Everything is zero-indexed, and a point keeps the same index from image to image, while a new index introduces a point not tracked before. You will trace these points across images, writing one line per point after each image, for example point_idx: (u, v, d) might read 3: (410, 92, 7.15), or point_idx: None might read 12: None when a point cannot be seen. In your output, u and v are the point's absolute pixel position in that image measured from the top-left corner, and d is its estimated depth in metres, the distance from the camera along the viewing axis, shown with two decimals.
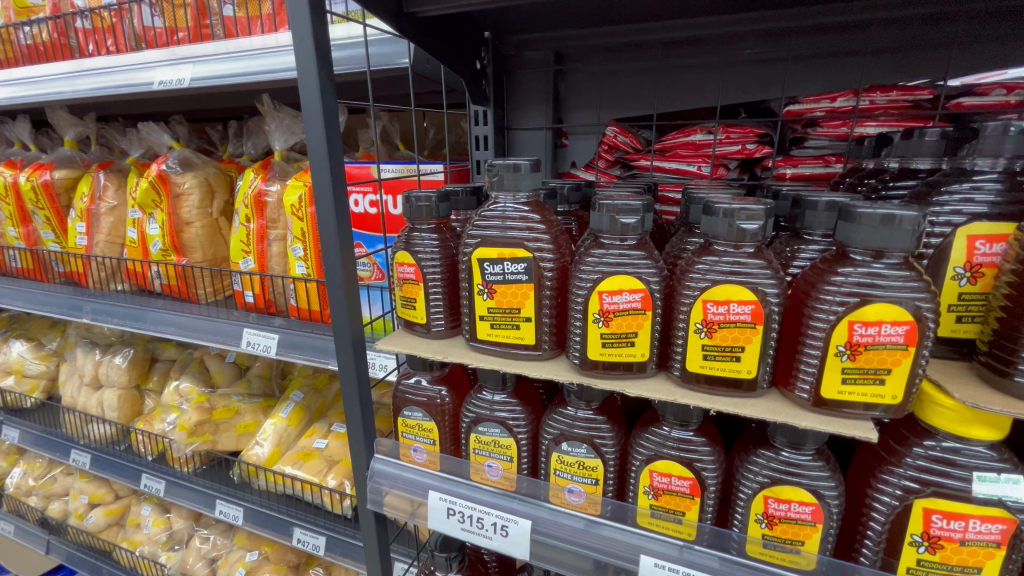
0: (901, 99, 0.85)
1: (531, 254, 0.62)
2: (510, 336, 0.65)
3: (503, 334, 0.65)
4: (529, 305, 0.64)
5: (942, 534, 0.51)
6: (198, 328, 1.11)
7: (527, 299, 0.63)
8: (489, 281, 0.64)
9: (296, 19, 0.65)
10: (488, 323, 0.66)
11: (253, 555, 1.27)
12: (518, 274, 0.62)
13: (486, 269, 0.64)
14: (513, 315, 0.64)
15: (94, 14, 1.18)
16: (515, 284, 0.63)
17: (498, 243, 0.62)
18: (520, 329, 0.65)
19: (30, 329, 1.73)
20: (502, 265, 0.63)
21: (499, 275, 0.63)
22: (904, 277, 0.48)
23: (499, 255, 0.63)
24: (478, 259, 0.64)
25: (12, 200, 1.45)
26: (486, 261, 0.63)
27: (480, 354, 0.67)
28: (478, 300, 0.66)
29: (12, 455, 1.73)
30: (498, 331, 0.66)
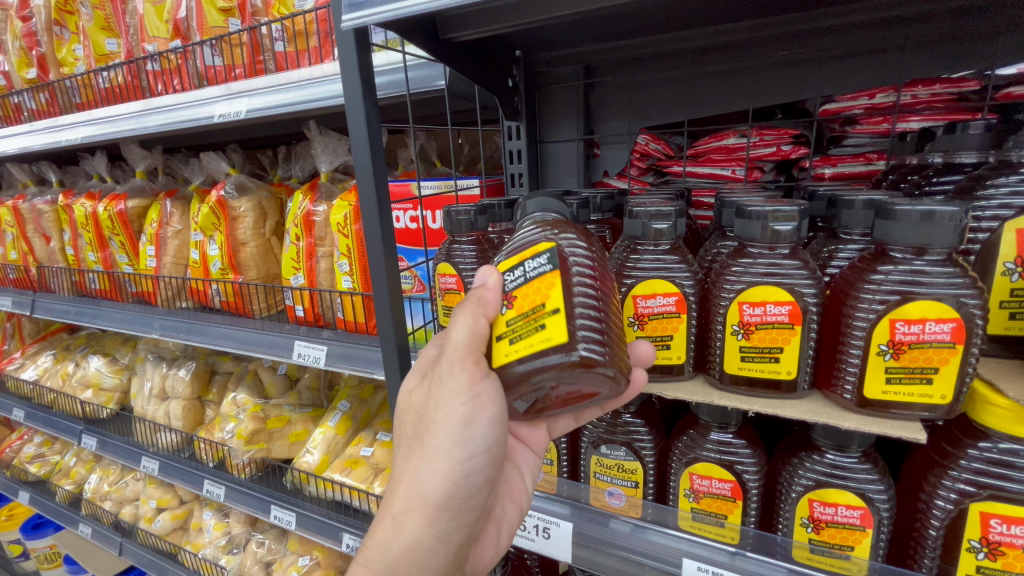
0: (945, 92, 0.82)
1: (554, 243, 0.50)
2: (534, 343, 0.48)
3: (529, 346, 0.48)
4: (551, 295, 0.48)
5: (1003, 540, 0.49)
6: (256, 342, 1.17)
7: (551, 288, 0.48)
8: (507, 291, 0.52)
9: (343, 52, 0.71)
10: (506, 343, 0.50)
11: (306, 560, 1.33)
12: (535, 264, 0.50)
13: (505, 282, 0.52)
14: (534, 313, 0.48)
15: (162, 57, 1.29)
16: (536, 280, 0.49)
17: (518, 249, 0.53)
18: (545, 329, 0.48)
19: (106, 345, 1.89)
20: (521, 267, 0.51)
21: (518, 277, 0.51)
22: (948, 274, 0.47)
23: (519, 259, 0.52)
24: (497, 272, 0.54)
25: (92, 228, 1.60)
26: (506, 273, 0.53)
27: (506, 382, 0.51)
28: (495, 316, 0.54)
29: (91, 462, 1.88)
30: (519, 344, 0.49)
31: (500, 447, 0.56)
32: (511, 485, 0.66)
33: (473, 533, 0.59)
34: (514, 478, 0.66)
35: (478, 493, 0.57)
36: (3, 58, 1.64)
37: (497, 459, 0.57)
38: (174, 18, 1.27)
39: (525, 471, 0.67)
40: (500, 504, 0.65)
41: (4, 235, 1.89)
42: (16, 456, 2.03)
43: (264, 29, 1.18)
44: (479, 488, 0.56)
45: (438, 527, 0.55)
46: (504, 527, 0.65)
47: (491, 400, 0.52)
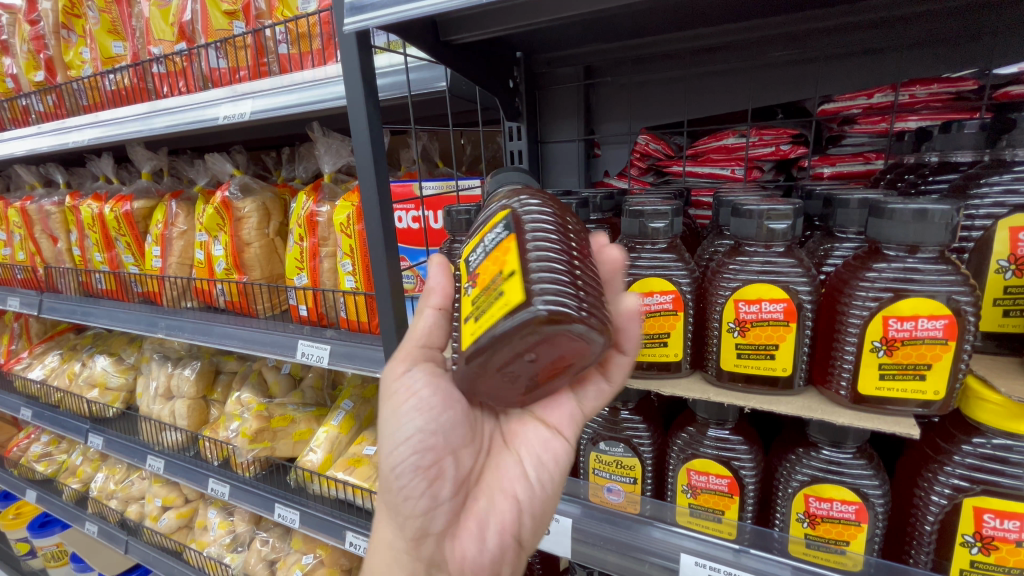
0: (943, 92, 0.83)
1: (509, 212, 0.52)
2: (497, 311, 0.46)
3: (484, 309, 0.47)
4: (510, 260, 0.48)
5: (996, 534, 0.50)
6: (260, 341, 1.19)
7: (506, 255, 0.48)
8: (472, 270, 0.54)
9: (345, 55, 0.73)
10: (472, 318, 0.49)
11: (309, 558, 1.35)
12: (492, 236, 0.51)
13: (471, 263, 0.55)
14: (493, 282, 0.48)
15: (168, 60, 1.31)
16: (494, 249, 0.51)
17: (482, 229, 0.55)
18: (504, 294, 0.46)
19: (112, 345, 1.91)
20: (481, 244, 0.53)
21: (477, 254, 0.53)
22: (940, 271, 0.48)
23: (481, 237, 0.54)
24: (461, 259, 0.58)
25: (98, 229, 1.62)
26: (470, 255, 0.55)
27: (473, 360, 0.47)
28: (465, 299, 0.53)
29: (97, 461, 1.90)
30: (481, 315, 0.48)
31: (429, 434, 0.58)
32: (500, 476, 0.61)
33: (433, 528, 0.57)
34: (511, 470, 0.61)
35: (415, 484, 0.57)
36: (12, 61, 1.66)
37: (428, 448, 0.58)
38: (179, 20, 1.28)
39: (523, 456, 0.61)
40: (484, 499, 0.60)
41: (12, 236, 1.91)
42: (23, 455, 2.06)
43: (268, 32, 1.19)
44: (411, 475, 0.57)
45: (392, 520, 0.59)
46: (488, 523, 0.58)
47: (408, 391, 0.59)
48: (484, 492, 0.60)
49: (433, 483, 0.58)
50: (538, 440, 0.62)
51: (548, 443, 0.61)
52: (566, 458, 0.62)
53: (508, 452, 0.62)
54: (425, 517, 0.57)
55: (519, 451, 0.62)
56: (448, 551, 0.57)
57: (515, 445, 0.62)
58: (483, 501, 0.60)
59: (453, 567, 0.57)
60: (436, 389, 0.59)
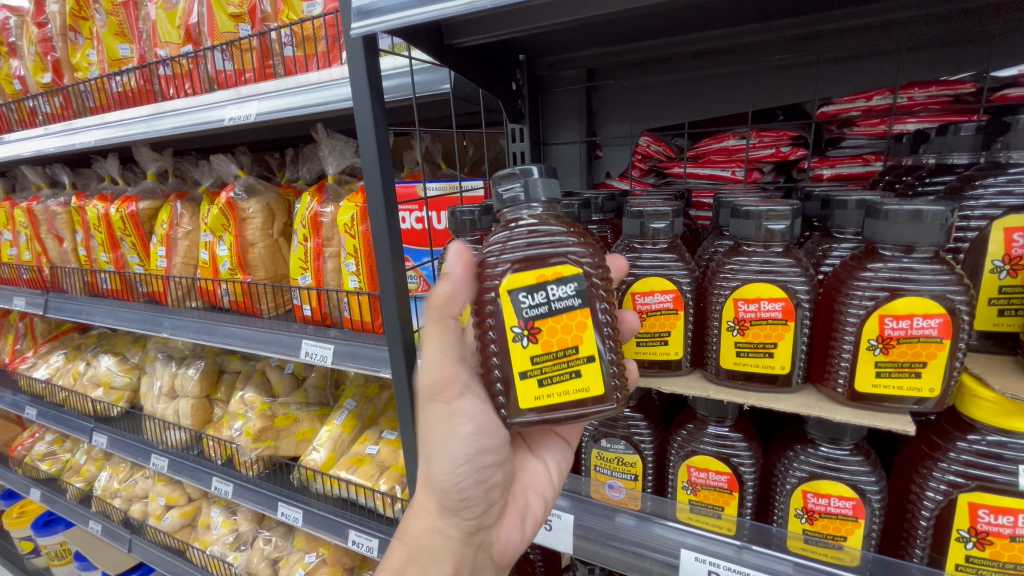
0: (942, 95, 0.83)
1: (581, 271, 0.53)
2: (570, 390, 0.54)
3: (557, 385, 0.53)
4: (584, 337, 0.53)
5: (991, 529, 0.50)
6: (264, 340, 1.20)
7: (583, 331, 0.53)
8: (527, 318, 0.53)
9: (352, 59, 0.74)
10: (534, 380, 0.53)
11: (312, 557, 1.36)
12: (568, 299, 0.52)
13: (521, 304, 0.52)
14: (567, 358, 0.53)
15: (174, 62, 1.33)
16: (564, 312, 0.53)
17: (536, 266, 0.52)
18: (580, 377, 0.54)
19: (116, 345, 1.93)
20: (544, 292, 0.52)
21: (540, 307, 0.52)
22: (935, 270, 0.49)
23: (540, 281, 0.52)
24: (511, 290, 0.52)
25: (104, 230, 1.63)
26: (520, 293, 0.52)
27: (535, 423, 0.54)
28: (513, 349, 0.53)
29: (101, 460, 1.92)
30: (550, 387, 0.54)
31: (485, 454, 0.62)
32: (533, 477, 0.70)
33: (484, 522, 0.65)
34: (538, 470, 0.71)
35: (475, 494, 0.63)
36: (20, 63, 1.68)
37: (486, 464, 0.63)
38: (186, 23, 1.30)
39: (549, 462, 0.72)
40: (521, 495, 0.69)
41: (18, 236, 1.93)
42: (28, 454, 2.07)
43: (274, 35, 1.21)
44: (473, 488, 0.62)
45: (445, 519, 0.63)
46: (528, 517, 0.69)
47: (464, 415, 0.59)
48: (519, 490, 0.69)
49: (488, 490, 0.64)
50: (559, 449, 0.73)
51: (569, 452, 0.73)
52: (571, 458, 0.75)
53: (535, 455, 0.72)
54: (481, 518, 0.64)
55: (545, 457, 0.72)
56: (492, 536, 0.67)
57: (539, 450, 0.72)
58: (523, 500, 0.69)
59: (496, 548, 0.67)
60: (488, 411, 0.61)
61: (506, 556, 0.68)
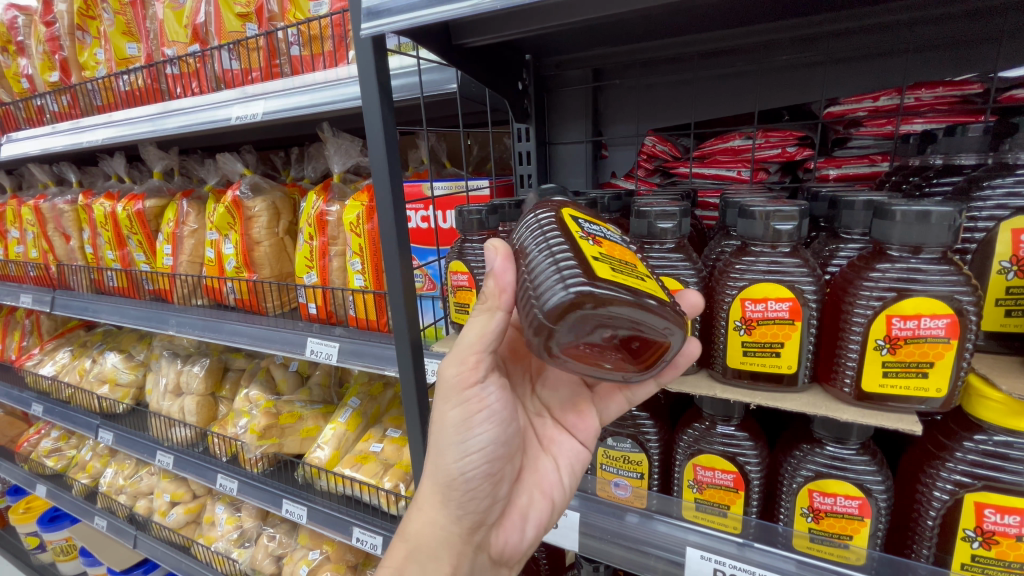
0: (948, 95, 0.83)
1: (617, 230, 0.59)
2: (642, 283, 0.47)
3: (627, 274, 0.47)
4: (636, 264, 0.53)
5: (997, 529, 0.51)
6: (269, 338, 1.20)
7: (634, 260, 0.54)
8: (589, 231, 0.52)
9: (361, 58, 0.74)
10: (606, 265, 0.47)
11: (316, 554, 1.36)
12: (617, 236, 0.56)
13: (583, 223, 0.53)
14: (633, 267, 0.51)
15: (181, 61, 1.33)
16: (615, 243, 0.54)
17: (583, 212, 0.57)
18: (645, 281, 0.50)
19: (122, 343, 1.94)
20: (598, 226, 0.55)
21: (598, 233, 0.54)
22: (943, 271, 0.49)
23: (592, 219, 0.56)
24: (571, 214, 0.54)
25: (111, 228, 1.64)
26: (580, 218, 0.54)
27: (614, 295, 0.44)
28: (582, 242, 0.48)
29: (106, 456, 1.93)
30: (622, 275, 0.47)
31: (499, 445, 0.62)
32: (539, 477, 0.69)
33: (487, 519, 0.64)
34: (546, 470, 0.69)
35: (482, 487, 0.62)
36: (27, 62, 1.69)
37: (497, 457, 0.62)
38: (193, 22, 1.31)
39: (560, 463, 0.70)
40: (526, 495, 0.68)
41: (25, 234, 1.94)
42: (34, 450, 2.09)
43: (280, 34, 1.21)
44: (480, 481, 0.62)
45: (448, 511, 0.62)
46: (530, 517, 0.67)
47: (481, 402, 0.60)
48: (524, 490, 0.68)
49: (495, 485, 0.63)
50: (572, 451, 0.70)
51: (583, 454, 0.70)
52: (588, 461, 0.72)
53: (546, 455, 0.70)
54: (485, 512, 0.63)
55: (557, 456, 0.70)
56: (492, 536, 0.66)
57: (552, 450, 0.70)
58: (526, 499, 0.67)
59: (496, 549, 0.66)
60: (504, 401, 0.61)
61: (503, 558, 0.67)
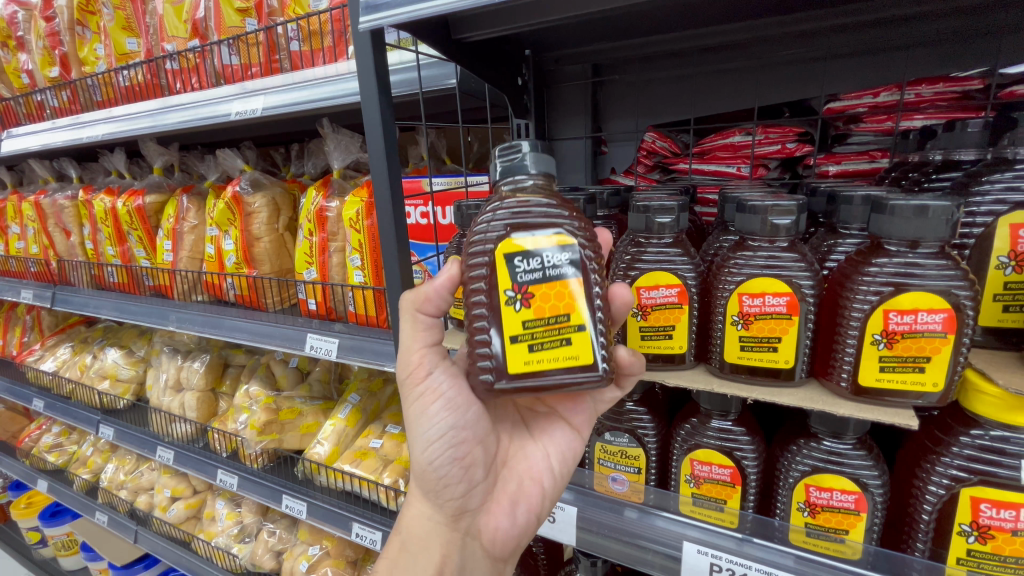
0: (949, 91, 0.83)
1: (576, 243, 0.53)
2: (559, 357, 0.52)
3: (546, 350, 0.52)
4: (575, 306, 0.52)
5: (992, 523, 0.51)
6: (268, 334, 1.21)
7: (575, 299, 0.52)
8: (520, 283, 0.52)
9: (360, 52, 0.74)
10: (524, 345, 0.52)
11: (316, 549, 1.37)
12: (561, 266, 0.52)
13: (516, 267, 0.52)
14: (559, 325, 0.52)
15: (181, 56, 1.33)
16: (555, 282, 0.52)
17: (527, 232, 0.53)
18: (571, 345, 0.52)
19: (122, 339, 1.94)
20: (539, 258, 0.52)
21: (536, 272, 0.52)
22: (941, 266, 0.49)
23: (535, 246, 0.52)
24: (505, 254, 0.52)
25: (111, 224, 1.64)
26: (515, 258, 0.52)
27: (522, 389, 0.53)
28: (506, 312, 0.52)
29: (107, 452, 1.93)
30: (540, 353, 0.52)
31: (460, 429, 0.63)
32: (526, 464, 0.69)
33: (470, 505, 0.65)
34: (535, 456, 0.69)
35: (452, 472, 0.64)
36: (27, 57, 1.69)
37: (460, 441, 0.63)
38: (193, 18, 1.31)
39: (548, 449, 0.69)
40: (512, 481, 0.68)
41: (25, 230, 1.94)
42: (35, 445, 2.09)
43: (280, 29, 1.21)
44: (449, 466, 0.63)
45: (429, 501, 0.65)
46: (519, 503, 0.67)
47: (434, 393, 0.62)
48: (512, 476, 0.68)
49: (467, 470, 0.65)
50: (562, 438, 0.70)
51: (571, 440, 0.70)
52: (582, 450, 0.71)
53: (534, 442, 0.70)
54: (464, 498, 0.65)
55: (544, 443, 0.70)
56: (483, 523, 0.66)
57: (541, 438, 0.70)
58: (513, 485, 0.67)
59: (488, 537, 0.66)
60: (459, 387, 0.63)
61: (500, 547, 0.66)
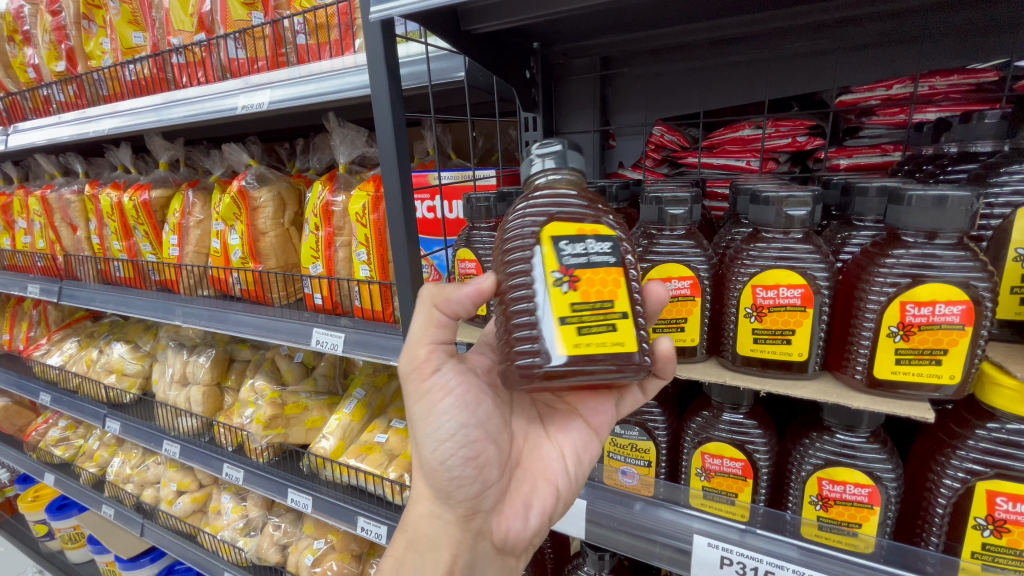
0: (963, 83, 0.83)
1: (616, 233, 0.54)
2: (605, 342, 0.51)
3: (596, 334, 0.50)
4: (619, 294, 0.52)
5: (1008, 517, 0.50)
6: (275, 328, 1.20)
7: (618, 286, 0.52)
8: (567, 265, 0.51)
9: (370, 43, 0.74)
10: (574, 326, 0.50)
11: (320, 543, 1.37)
12: (606, 253, 0.52)
13: (562, 250, 0.52)
14: (606, 310, 0.51)
15: (187, 50, 1.33)
16: (601, 267, 0.52)
17: (570, 219, 0.53)
18: (616, 331, 0.51)
19: (128, 333, 1.95)
20: (584, 243, 0.52)
21: (581, 257, 0.52)
22: (959, 258, 0.49)
23: (579, 232, 0.53)
24: (550, 237, 0.52)
25: (117, 218, 1.65)
26: (562, 240, 0.52)
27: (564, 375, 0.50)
28: (554, 292, 0.51)
29: (113, 445, 1.94)
30: (588, 336, 0.51)
31: (471, 429, 0.63)
32: (541, 465, 0.68)
33: (482, 506, 0.65)
34: (550, 457, 0.68)
35: (465, 473, 0.63)
36: (34, 52, 1.69)
37: (472, 442, 0.63)
38: (200, 12, 1.31)
39: (564, 449, 0.68)
40: (526, 482, 0.67)
41: (31, 225, 1.95)
42: (42, 439, 2.10)
43: (286, 23, 1.20)
44: (461, 467, 0.62)
45: (440, 501, 0.65)
46: (533, 505, 0.66)
47: (442, 390, 0.62)
48: (526, 477, 0.67)
49: (480, 470, 0.64)
50: (579, 436, 0.69)
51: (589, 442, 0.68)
52: (597, 450, 0.70)
53: (549, 442, 0.69)
54: (476, 498, 0.64)
55: (560, 442, 0.68)
56: (494, 523, 0.66)
57: (556, 436, 0.69)
58: (528, 487, 0.67)
59: (499, 536, 0.66)
60: (467, 384, 0.63)
61: (510, 545, 0.67)
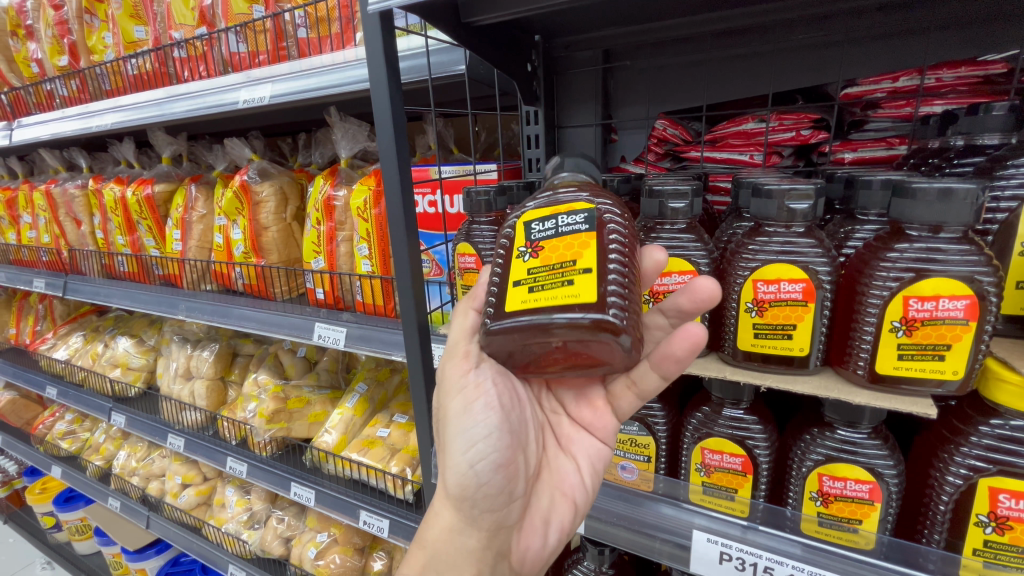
0: (970, 75, 0.85)
1: (593, 206, 0.53)
2: (558, 296, 0.49)
3: (547, 291, 0.50)
4: (586, 256, 0.51)
5: (1011, 514, 0.50)
6: (277, 323, 1.20)
7: (585, 248, 0.51)
8: (534, 239, 0.54)
9: (368, 34, 0.73)
10: (525, 287, 0.52)
11: (324, 536, 1.38)
12: (573, 222, 0.52)
13: (531, 229, 0.55)
14: (562, 268, 0.51)
15: (189, 44, 1.32)
16: (567, 236, 0.52)
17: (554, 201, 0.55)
18: (572, 285, 0.50)
19: (133, 327, 1.95)
20: (554, 219, 0.54)
21: (548, 230, 0.54)
22: (963, 252, 0.48)
23: (553, 211, 0.54)
24: (525, 220, 0.56)
25: (120, 213, 1.65)
26: (532, 221, 0.55)
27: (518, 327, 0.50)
28: (518, 262, 0.54)
29: (119, 439, 1.95)
30: (539, 293, 0.51)
31: (505, 434, 0.60)
32: (559, 478, 0.67)
33: (507, 521, 0.62)
34: (566, 470, 0.68)
35: (495, 482, 0.60)
36: (37, 46, 1.69)
37: (505, 448, 0.60)
38: (200, 5, 1.31)
39: (580, 461, 0.68)
40: (545, 497, 0.66)
41: (37, 219, 1.95)
42: (49, 432, 2.12)
43: (287, 16, 1.19)
44: (491, 475, 0.59)
45: (464, 514, 0.61)
46: (551, 522, 0.65)
47: (478, 388, 0.60)
48: (545, 491, 0.66)
49: (510, 481, 0.61)
50: (590, 445, 0.69)
51: (604, 451, 0.68)
52: (609, 460, 0.71)
53: (565, 455, 0.68)
54: (502, 513, 0.61)
55: (575, 454, 0.68)
56: (514, 543, 0.64)
57: (571, 449, 0.69)
58: (547, 501, 0.66)
59: (517, 557, 0.64)
60: (503, 386, 0.62)
61: (524, 566, 0.65)
